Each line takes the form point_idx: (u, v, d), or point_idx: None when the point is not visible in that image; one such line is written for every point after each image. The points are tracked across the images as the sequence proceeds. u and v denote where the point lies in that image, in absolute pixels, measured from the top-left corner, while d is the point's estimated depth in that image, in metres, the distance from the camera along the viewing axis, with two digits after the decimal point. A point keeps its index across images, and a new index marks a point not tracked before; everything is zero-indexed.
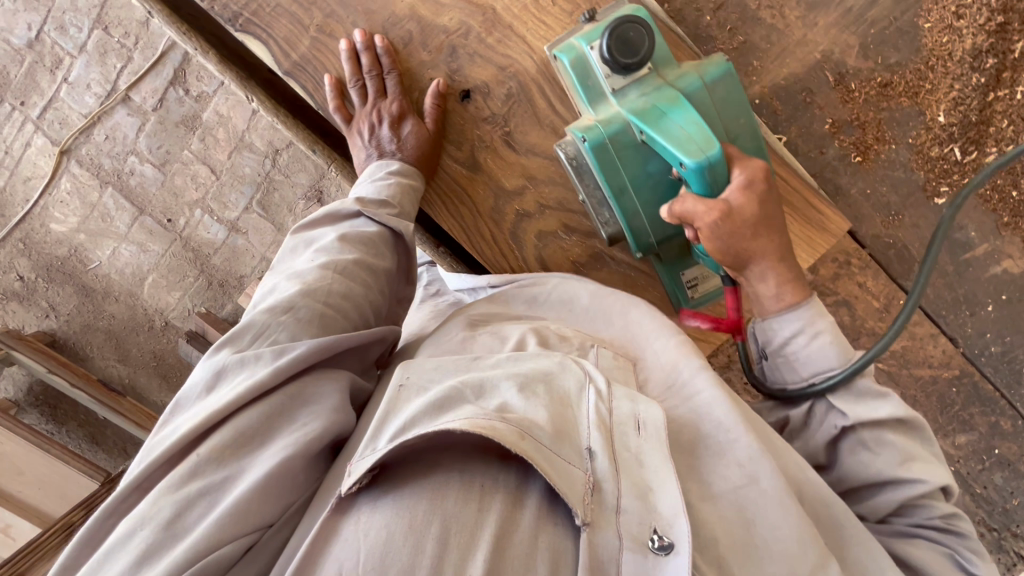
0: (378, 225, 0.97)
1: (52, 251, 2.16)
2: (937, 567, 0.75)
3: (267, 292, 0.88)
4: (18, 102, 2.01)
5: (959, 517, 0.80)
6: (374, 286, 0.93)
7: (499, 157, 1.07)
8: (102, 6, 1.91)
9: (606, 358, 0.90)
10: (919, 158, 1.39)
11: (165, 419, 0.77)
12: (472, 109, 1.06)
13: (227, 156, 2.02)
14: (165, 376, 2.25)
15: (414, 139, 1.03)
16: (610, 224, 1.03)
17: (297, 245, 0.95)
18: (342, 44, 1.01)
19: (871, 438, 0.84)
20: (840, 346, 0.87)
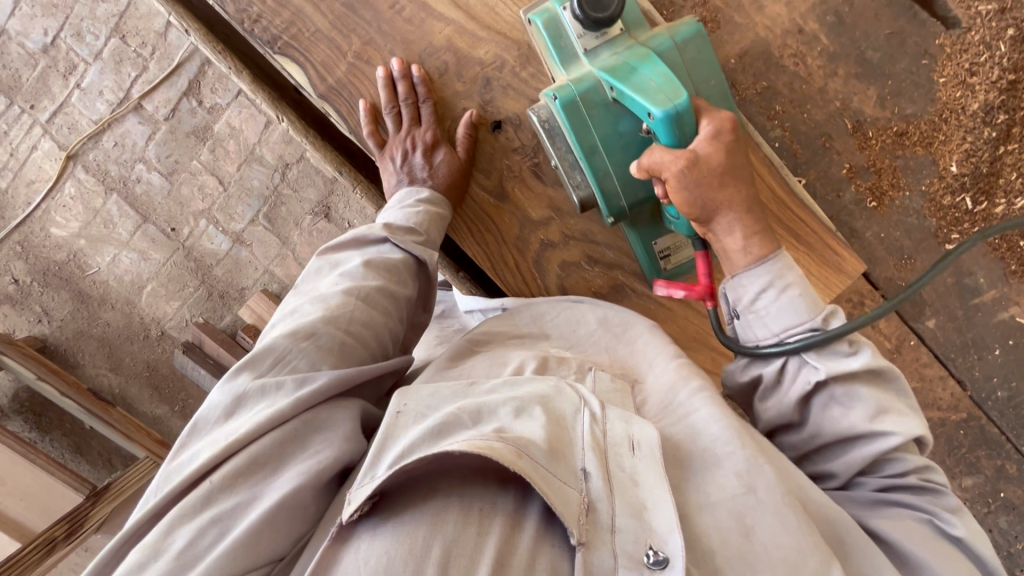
0: (404, 252, 0.98)
1: (50, 255, 2.13)
2: (915, 527, 0.77)
3: (288, 314, 0.88)
4: (27, 105, 2.00)
5: (932, 471, 0.82)
6: (395, 315, 0.94)
7: (527, 188, 1.09)
8: (122, 16, 1.92)
9: (604, 382, 0.90)
10: (932, 206, 1.43)
11: (183, 443, 0.76)
12: (503, 140, 1.07)
13: (236, 168, 2.02)
14: (156, 387, 2.22)
15: (446, 168, 1.04)
16: (582, 187, 1.02)
17: (323, 266, 0.95)
18: (380, 72, 1.03)
19: (844, 393, 0.84)
20: (808, 299, 0.87)
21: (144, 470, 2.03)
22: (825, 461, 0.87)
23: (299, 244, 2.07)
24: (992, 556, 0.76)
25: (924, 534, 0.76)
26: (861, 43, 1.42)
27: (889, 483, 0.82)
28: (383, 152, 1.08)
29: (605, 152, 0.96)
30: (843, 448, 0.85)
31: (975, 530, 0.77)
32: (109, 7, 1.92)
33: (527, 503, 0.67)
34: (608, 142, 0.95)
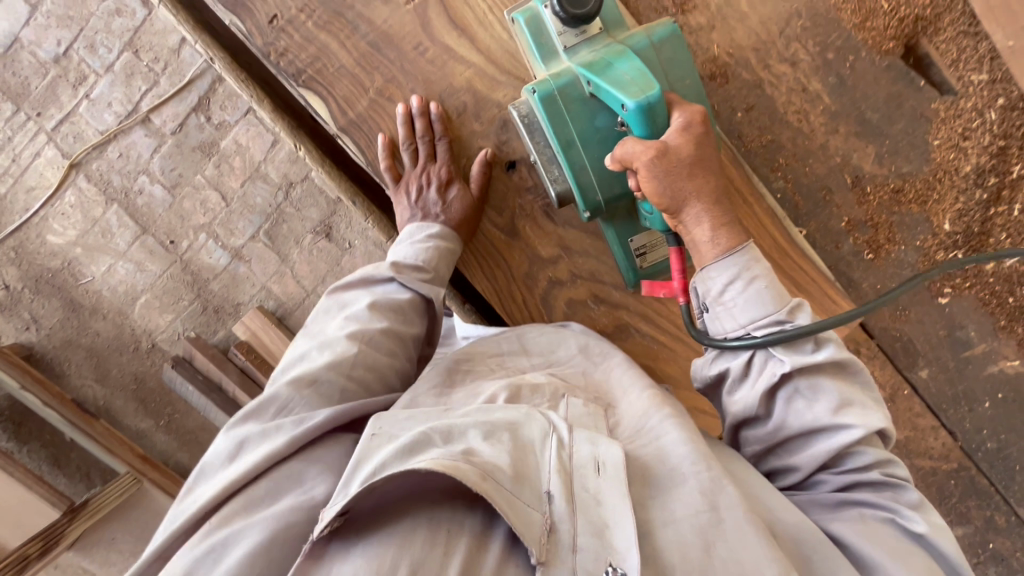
0: (411, 291, 1.00)
1: (44, 262, 2.10)
2: (874, 529, 0.78)
3: (295, 359, 0.89)
4: (34, 113, 2.00)
5: (894, 464, 0.83)
6: (400, 354, 0.96)
7: (537, 226, 1.11)
8: (136, 31, 1.94)
9: (575, 408, 0.88)
10: (926, 261, 1.42)
11: (188, 486, 0.77)
12: (516, 180, 1.10)
13: (239, 184, 2.03)
14: (143, 400, 2.19)
15: (459, 205, 1.07)
16: (560, 181, 1.02)
17: (332, 306, 0.98)
18: (399, 108, 1.04)
19: (808, 385, 0.84)
20: (773, 291, 0.88)
21: (124, 487, 1.98)
22: (788, 456, 0.88)
23: (298, 262, 2.07)
24: (953, 549, 0.77)
25: (884, 531, 0.78)
26: (858, 99, 1.38)
27: (851, 479, 0.83)
28: (400, 186, 1.09)
29: (582, 146, 0.97)
30: (806, 442, 0.85)
31: (937, 525, 0.78)
32: (124, 22, 1.94)
33: (493, 527, 0.66)
34: (585, 136, 0.96)
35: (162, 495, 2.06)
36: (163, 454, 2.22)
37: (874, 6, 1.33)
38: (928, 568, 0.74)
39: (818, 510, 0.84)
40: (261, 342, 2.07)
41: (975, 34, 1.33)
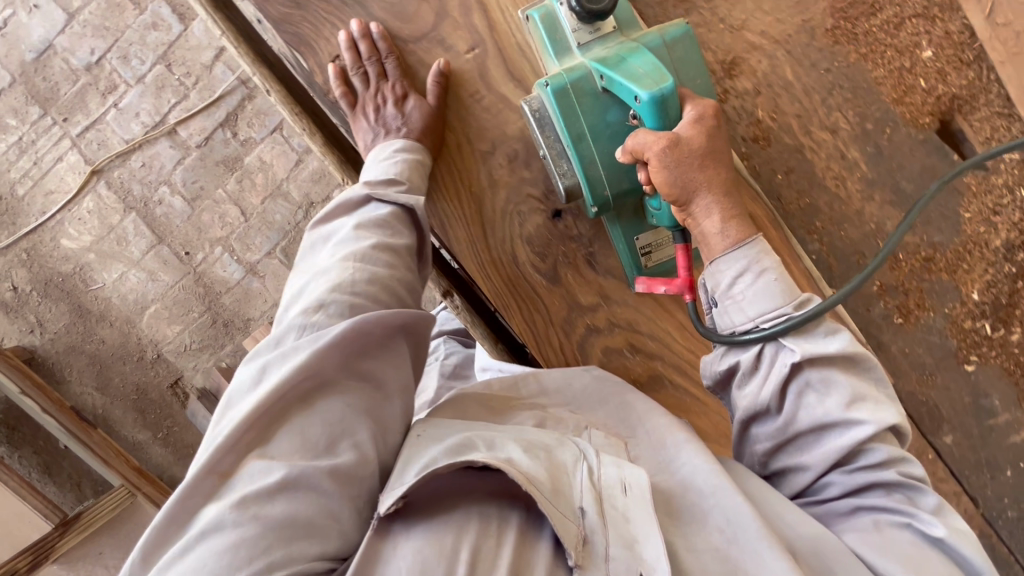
0: (392, 205, 0.82)
1: (55, 266, 2.09)
2: (889, 539, 0.71)
3: (294, 294, 0.76)
4: (61, 118, 2.01)
5: (908, 462, 0.75)
6: (404, 269, 0.81)
7: (579, 274, 0.91)
8: (171, 45, 1.97)
9: (597, 436, 0.81)
10: (955, 327, 1.17)
11: (220, 411, 0.68)
12: (561, 228, 0.90)
13: (260, 201, 2.04)
14: (142, 411, 2.15)
15: (421, 115, 0.84)
16: (569, 176, 0.84)
17: (315, 241, 0.82)
18: (340, 37, 0.84)
19: (820, 379, 0.75)
20: (785, 282, 0.76)
21: (116, 501, 1.93)
22: (797, 455, 0.78)
23: None
24: (979, 552, 0.68)
25: (900, 540, 0.70)
26: (899, 172, 1.11)
27: (865, 482, 0.74)
28: (354, 109, 0.87)
29: (592, 140, 0.80)
30: (816, 439, 0.76)
31: (957, 528, 0.70)
32: (159, 36, 1.97)
33: (537, 527, 0.66)
34: (595, 128, 0.80)
35: (155, 511, 2.00)
36: (157, 468, 2.17)
37: (913, 78, 1.10)
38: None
39: (829, 519, 0.77)
40: None
41: (1008, 117, 1.13)
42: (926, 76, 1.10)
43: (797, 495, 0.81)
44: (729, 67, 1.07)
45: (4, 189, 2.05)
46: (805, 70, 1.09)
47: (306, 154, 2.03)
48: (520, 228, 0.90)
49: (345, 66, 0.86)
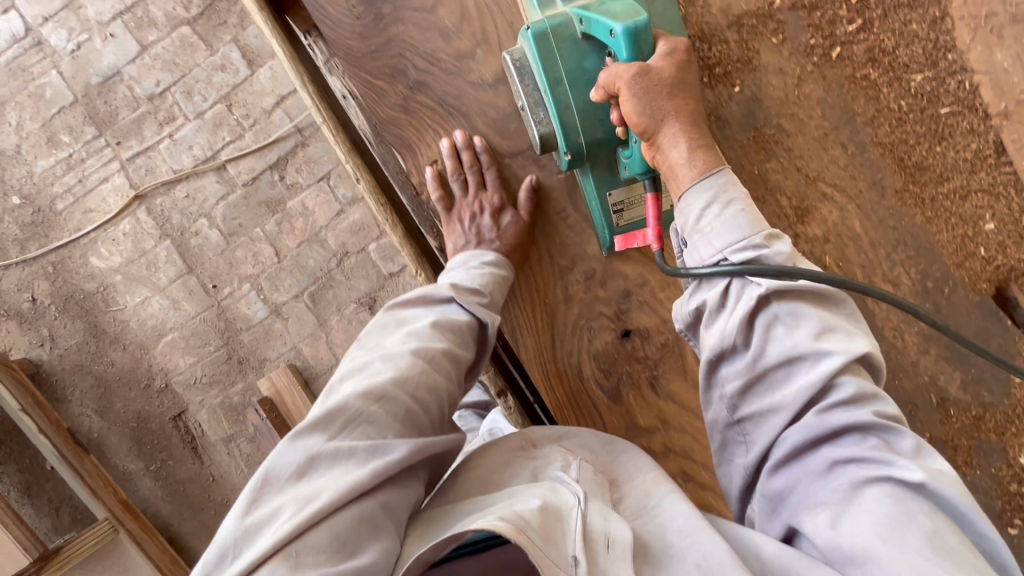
0: (469, 314, 0.83)
1: (79, 283, 2.08)
2: (866, 500, 0.58)
3: (355, 369, 0.77)
4: (114, 141, 2.05)
5: (881, 401, 0.65)
6: (456, 382, 0.81)
7: (640, 397, 0.92)
8: (235, 87, 2.03)
9: (586, 472, 0.76)
10: (1001, 492, 0.99)
11: (250, 502, 0.62)
12: (628, 348, 0.92)
13: (296, 244, 2.06)
14: (139, 440, 2.10)
15: (514, 231, 0.87)
16: (544, 124, 0.81)
17: (388, 322, 0.83)
18: (443, 143, 0.89)
19: (788, 310, 0.68)
20: (753, 214, 0.71)
21: (98, 535, 1.87)
22: (766, 395, 0.69)
23: (335, 329, 2.07)
24: (959, 494, 0.58)
25: (877, 498, 0.58)
26: (956, 336, 0.97)
27: (837, 426, 0.63)
28: (449, 212, 0.91)
29: (569, 86, 0.78)
30: (787, 376, 0.68)
31: (936, 472, 0.59)
32: (225, 77, 2.03)
33: None
34: (572, 74, 0.78)
35: (136, 550, 1.92)
36: (143, 501, 2.11)
37: (974, 245, 0.95)
38: (930, 538, 0.54)
39: (799, 477, 0.65)
40: (284, 402, 2.04)
41: None
42: (988, 244, 0.95)
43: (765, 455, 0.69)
44: (802, 214, 0.95)
45: (44, 201, 2.06)
46: (871, 224, 0.96)
47: (348, 206, 2.06)
48: (589, 342, 0.91)
49: (445, 169, 0.90)
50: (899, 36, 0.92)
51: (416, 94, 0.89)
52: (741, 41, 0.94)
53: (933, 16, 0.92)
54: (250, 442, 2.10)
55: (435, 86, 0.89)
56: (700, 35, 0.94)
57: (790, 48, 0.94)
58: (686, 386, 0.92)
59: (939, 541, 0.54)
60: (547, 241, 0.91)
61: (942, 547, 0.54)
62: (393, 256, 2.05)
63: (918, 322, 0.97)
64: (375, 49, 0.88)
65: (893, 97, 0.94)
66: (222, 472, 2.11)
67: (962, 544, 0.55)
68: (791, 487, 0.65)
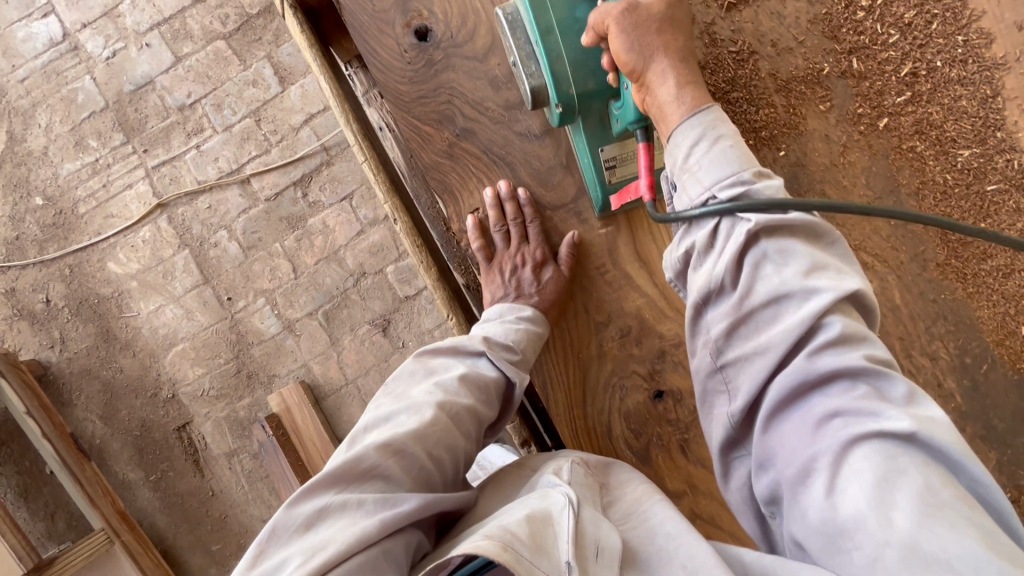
0: (498, 370, 0.82)
1: (94, 287, 2.07)
2: (856, 457, 0.56)
3: (380, 418, 0.74)
4: (141, 149, 2.06)
5: (872, 342, 0.62)
6: (474, 440, 0.78)
7: (669, 459, 0.90)
8: (265, 103, 2.04)
9: (578, 476, 0.75)
10: None
11: (257, 554, 0.61)
12: (659, 409, 0.90)
13: (314, 261, 2.05)
14: (140, 449, 2.07)
15: (555, 287, 0.86)
16: (536, 77, 0.79)
17: (417, 371, 0.80)
18: (486, 193, 0.88)
19: (777, 248, 0.66)
20: (742, 150, 0.71)
21: (93, 546, 1.84)
22: (752, 337, 0.67)
23: (347, 349, 2.05)
24: (953, 441, 0.55)
25: (868, 455, 0.55)
26: (992, 415, 0.95)
27: (826, 372, 0.60)
28: (490, 263, 0.91)
29: (560, 34, 0.76)
30: (773, 315, 0.66)
31: (928, 419, 0.57)
32: (256, 92, 2.04)
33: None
34: (564, 23, 0.77)
35: (129, 564, 1.88)
36: (140, 512, 2.07)
37: (1017, 323, 0.93)
38: (921, 495, 0.52)
39: (787, 428, 0.63)
40: (292, 419, 2.01)
41: None
42: None
43: (751, 403, 0.67)
44: None
45: (66, 203, 2.07)
46: (912, 296, 0.95)
47: (369, 227, 2.06)
48: (620, 401, 0.90)
49: (487, 219, 0.90)
50: (948, 113, 0.92)
51: (462, 141, 0.89)
52: (788, 106, 0.94)
53: (984, 94, 0.91)
54: (252, 458, 2.07)
55: (481, 134, 0.89)
56: (748, 97, 0.94)
57: (837, 115, 0.94)
58: None
59: (932, 495, 0.52)
60: (584, 294, 0.90)
61: (934, 501, 0.52)
62: (409, 280, 2.04)
63: (954, 398, 0.95)
64: (424, 95, 0.88)
65: (938, 171, 0.93)
66: (222, 487, 2.08)
67: (958, 496, 0.52)
68: (781, 443, 0.63)
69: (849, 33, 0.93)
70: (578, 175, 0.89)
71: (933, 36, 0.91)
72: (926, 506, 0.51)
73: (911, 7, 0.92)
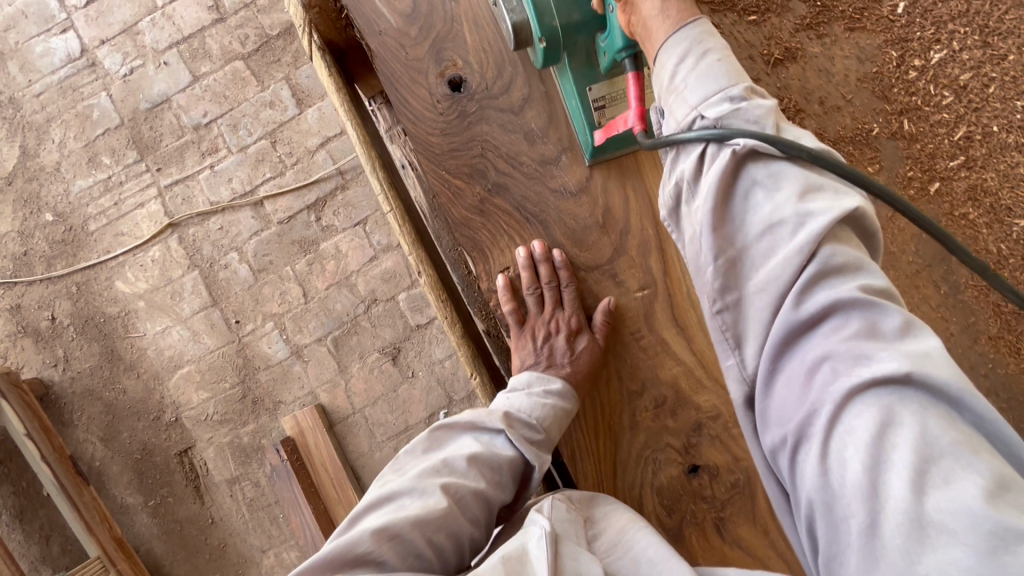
0: (516, 448, 0.77)
1: (101, 307, 2.04)
2: (851, 410, 0.53)
3: (382, 498, 0.70)
4: (155, 167, 2.03)
5: (869, 271, 0.57)
6: (482, 527, 0.73)
7: (703, 538, 0.85)
8: (282, 124, 2.02)
9: (559, 509, 0.73)
10: None
11: None
12: (694, 485, 0.85)
13: (325, 286, 2.01)
14: (140, 473, 2.03)
15: (587, 358, 0.82)
16: (518, 12, 0.75)
17: (429, 448, 0.77)
18: (519, 253, 0.84)
19: (767, 174, 0.62)
20: (731, 66, 0.65)
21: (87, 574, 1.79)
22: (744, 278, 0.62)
23: (355, 377, 2.00)
24: (955, 377, 0.51)
25: (862, 408, 0.52)
26: None
27: (816, 313, 0.56)
28: (523, 327, 0.88)
29: None
30: (765, 251, 0.61)
31: (927, 355, 0.52)
32: (273, 114, 2.02)
33: None
34: None
35: None
36: (137, 538, 2.02)
37: None
38: (917, 447, 0.49)
39: (778, 376, 0.59)
40: (307, 445, 1.96)
41: None
42: None
43: (751, 351, 0.63)
44: None
45: (76, 220, 2.04)
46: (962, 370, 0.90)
47: (382, 253, 2.02)
48: (653, 475, 0.85)
49: (519, 279, 0.86)
50: (1003, 181, 0.89)
51: (493, 197, 0.85)
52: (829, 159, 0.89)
53: None
54: (255, 486, 2.01)
55: (513, 189, 0.85)
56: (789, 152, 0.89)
57: (887, 178, 0.90)
58: (754, 531, 0.85)
59: (928, 444, 0.49)
60: (618, 360, 0.86)
61: (930, 449, 0.48)
62: (421, 308, 2.00)
63: None
64: (456, 147, 0.85)
65: (992, 240, 0.89)
66: (221, 515, 2.02)
67: (959, 440, 0.49)
68: (778, 399, 0.59)
69: (902, 93, 0.90)
70: (616, 235, 0.85)
71: (990, 100, 0.89)
72: (920, 459, 0.48)
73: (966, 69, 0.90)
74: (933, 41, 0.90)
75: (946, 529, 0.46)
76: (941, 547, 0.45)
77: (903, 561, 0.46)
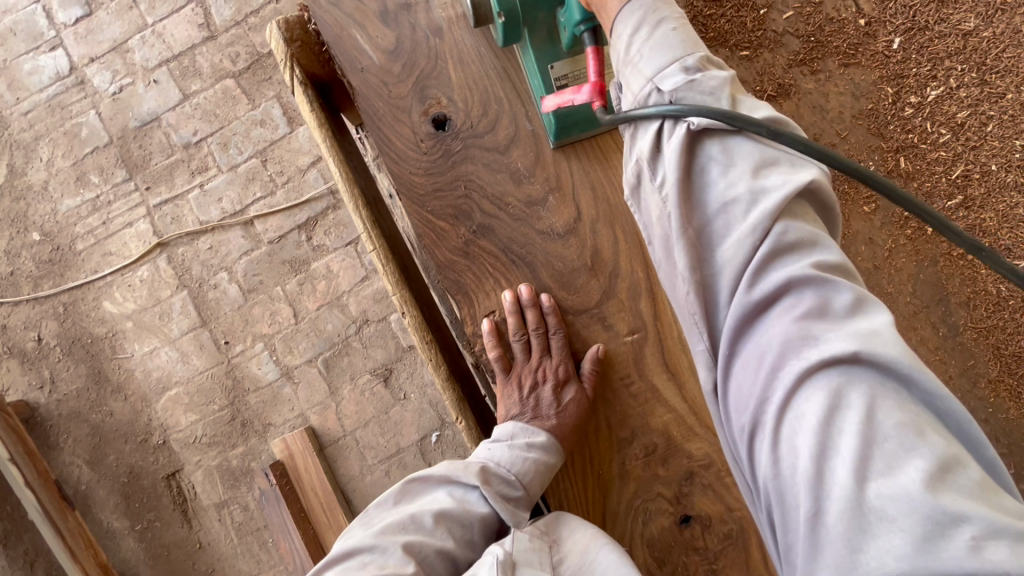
0: (491, 506, 0.76)
1: (88, 327, 2.01)
2: (800, 393, 0.50)
3: (346, 553, 0.71)
4: (144, 186, 2.00)
5: (823, 249, 0.55)
6: None
7: None
8: (272, 143, 1.99)
9: (522, 541, 0.73)
10: None
11: None
12: (685, 535, 0.82)
13: (315, 306, 1.98)
14: (127, 496, 1.99)
15: (575, 411, 0.80)
16: None
17: (400, 502, 0.77)
18: (505, 297, 0.82)
19: (721, 150, 0.58)
20: (686, 36, 0.62)
21: None
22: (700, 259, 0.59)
23: (346, 399, 1.97)
24: (903, 356, 0.49)
25: (810, 390, 0.50)
26: None
27: (769, 293, 0.54)
28: (507, 374, 0.85)
29: None
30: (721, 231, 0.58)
31: (877, 332, 0.50)
32: (264, 132, 1.99)
33: None
34: None
35: None
36: (123, 564, 1.98)
37: None
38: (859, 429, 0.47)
39: (731, 360, 0.57)
40: (296, 467, 1.93)
41: None
42: None
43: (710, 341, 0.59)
44: None
45: (64, 239, 2.01)
46: None
47: (374, 273, 1.99)
48: (643, 526, 0.82)
49: (506, 324, 0.84)
50: (1003, 218, 1.11)
51: (478, 238, 0.83)
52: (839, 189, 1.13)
53: (1004, 208, 1.11)
54: (244, 510, 1.98)
55: (499, 231, 0.83)
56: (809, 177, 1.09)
57: (883, 217, 1.12)
58: None
59: (874, 429, 0.47)
60: (606, 405, 0.83)
61: (873, 434, 0.47)
62: None
63: None
64: (440, 187, 0.84)
65: (989, 280, 1.11)
66: (209, 540, 1.98)
67: (905, 423, 0.47)
68: (731, 383, 0.57)
69: (897, 131, 1.12)
70: (604, 278, 0.83)
71: (988, 138, 1.11)
72: (865, 445, 0.47)
73: (965, 107, 1.12)
74: (928, 80, 1.12)
75: (887, 516, 0.45)
76: (882, 535, 0.45)
77: (846, 550, 0.46)
